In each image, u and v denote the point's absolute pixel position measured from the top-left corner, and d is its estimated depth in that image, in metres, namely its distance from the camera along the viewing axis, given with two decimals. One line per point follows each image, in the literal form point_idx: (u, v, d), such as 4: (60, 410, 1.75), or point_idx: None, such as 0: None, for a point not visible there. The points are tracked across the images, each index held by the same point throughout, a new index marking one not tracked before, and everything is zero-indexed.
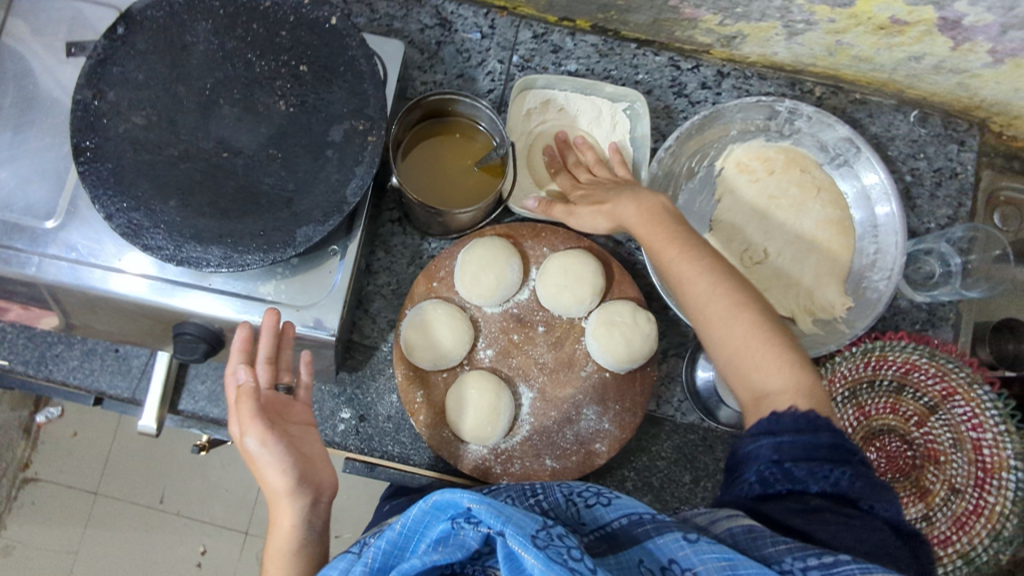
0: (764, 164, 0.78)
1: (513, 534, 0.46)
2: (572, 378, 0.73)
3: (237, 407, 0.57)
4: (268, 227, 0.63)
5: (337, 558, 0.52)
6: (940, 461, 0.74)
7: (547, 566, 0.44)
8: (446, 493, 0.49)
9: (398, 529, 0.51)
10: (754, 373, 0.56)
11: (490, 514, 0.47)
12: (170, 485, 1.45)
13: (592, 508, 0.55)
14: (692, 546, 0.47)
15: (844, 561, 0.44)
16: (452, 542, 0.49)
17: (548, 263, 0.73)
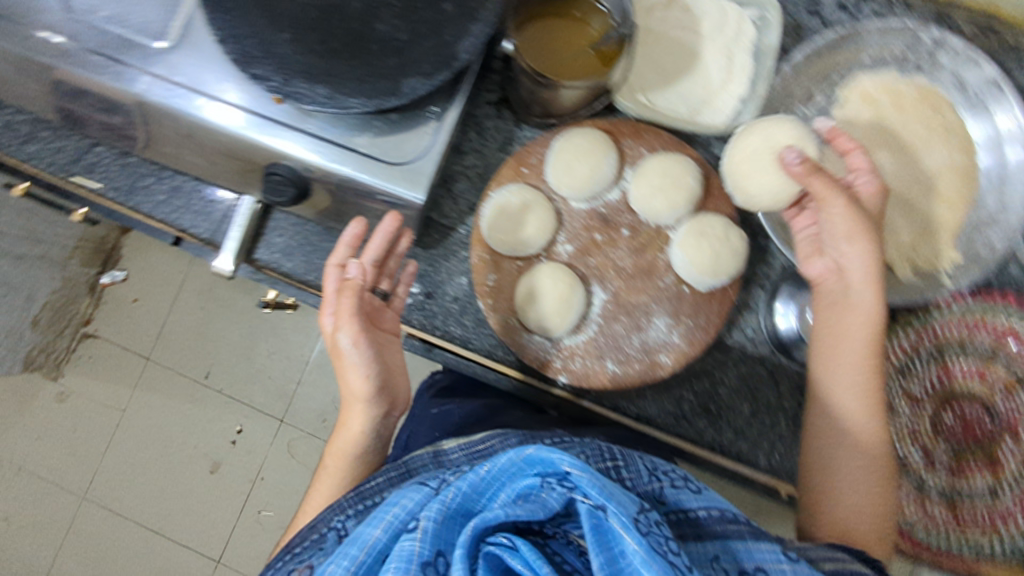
0: (892, 98, 0.74)
1: (615, 511, 0.41)
2: (648, 286, 0.71)
3: (341, 304, 0.66)
4: (375, 74, 0.62)
5: (411, 490, 0.47)
6: (1019, 435, 0.70)
7: (650, 554, 0.40)
8: (544, 450, 0.44)
9: (483, 473, 0.46)
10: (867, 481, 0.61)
11: (592, 484, 0.42)
12: (218, 362, 1.50)
13: (679, 490, 0.51)
14: (788, 564, 0.47)
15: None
16: (537, 499, 0.44)
17: (646, 164, 0.71)
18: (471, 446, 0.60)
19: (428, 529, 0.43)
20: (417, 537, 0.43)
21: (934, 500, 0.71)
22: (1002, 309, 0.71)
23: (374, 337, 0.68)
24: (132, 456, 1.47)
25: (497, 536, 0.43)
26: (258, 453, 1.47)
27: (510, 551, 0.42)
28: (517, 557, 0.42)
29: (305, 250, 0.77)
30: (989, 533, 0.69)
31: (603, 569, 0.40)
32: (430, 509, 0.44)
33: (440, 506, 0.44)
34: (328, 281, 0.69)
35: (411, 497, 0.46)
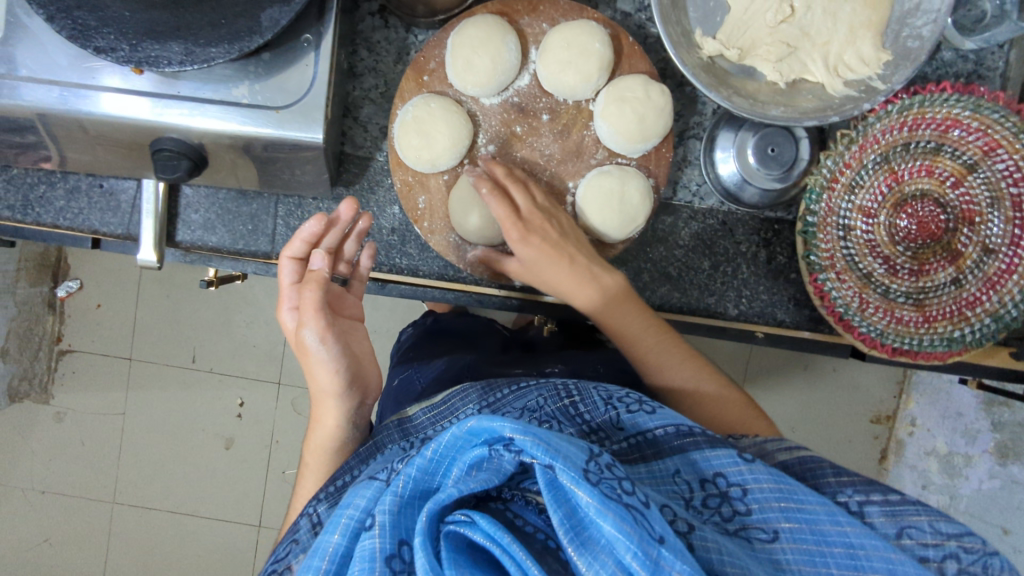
0: None
1: (564, 469, 0.41)
2: (581, 168, 0.69)
3: (305, 300, 0.59)
4: (229, 14, 0.56)
5: (363, 488, 0.48)
6: (974, 222, 0.69)
7: (604, 505, 0.40)
8: (485, 420, 0.44)
9: (429, 455, 0.46)
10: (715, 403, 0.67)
11: (537, 446, 0.42)
12: (200, 344, 1.47)
13: (635, 414, 0.55)
14: (746, 465, 0.50)
15: (908, 501, 0.50)
16: (490, 467, 0.44)
17: (548, 39, 0.66)
18: (433, 409, 0.61)
19: (386, 523, 0.44)
20: (376, 533, 0.43)
21: (901, 304, 0.72)
22: (939, 98, 0.69)
23: (340, 330, 0.63)
24: (147, 453, 1.49)
25: (456, 514, 0.43)
26: (266, 420, 1.48)
27: (471, 526, 0.43)
28: (477, 530, 0.42)
29: (226, 220, 0.73)
30: (959, 322, 0.71)
31: (563, 525, 0.41)
32: (384, 503, 0.44)
33: (394, 497, 0.45)
34: (286, 276, 0.64)
35: (364, 495, 0.47)
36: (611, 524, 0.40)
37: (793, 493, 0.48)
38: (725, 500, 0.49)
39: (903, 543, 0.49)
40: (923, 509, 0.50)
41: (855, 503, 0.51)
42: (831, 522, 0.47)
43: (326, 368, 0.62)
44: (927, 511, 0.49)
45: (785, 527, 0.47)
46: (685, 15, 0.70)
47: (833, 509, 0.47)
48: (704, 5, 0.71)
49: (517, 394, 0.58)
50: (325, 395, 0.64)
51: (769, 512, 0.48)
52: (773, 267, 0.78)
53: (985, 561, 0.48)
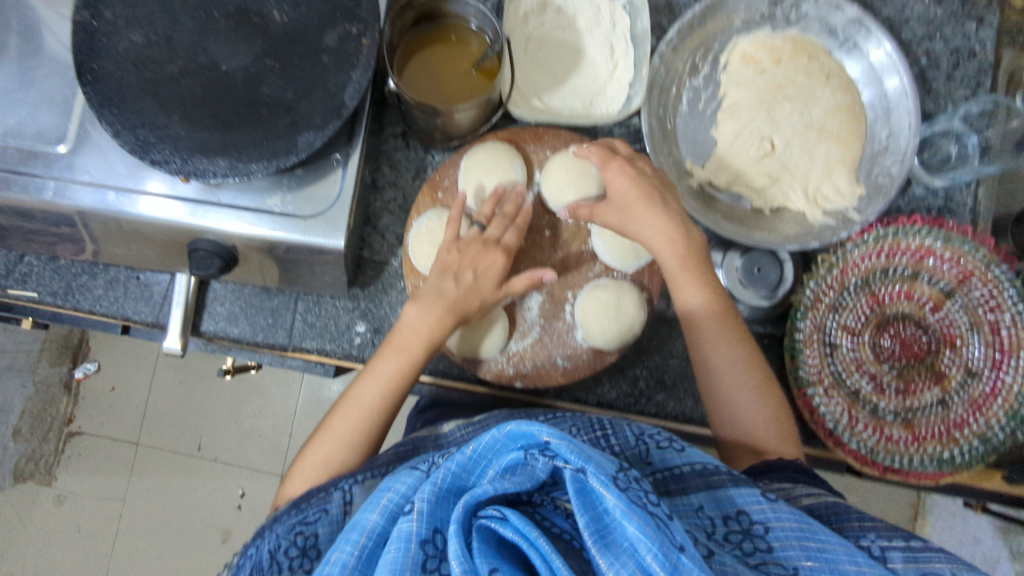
0: (771, 55, 0.76)
1: (594, 472, 0.43)
2: (580, 279, 0.75)
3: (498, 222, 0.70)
4: (269, 135, 0.65)
5: (404, 476, 0.51)
6: (956, 344, 0.74)
7: (630, 506, 0.41)
8: (524, 424, 0.47)
9: (470, 453, 0.48)
10: (751, 401, 0.66)
11: (571, 450, 0.44)
12: (207, 432, 1.49)
13: (664, 450, 0.57)
14: (769, 504, 0.49)
15: (929, 548, 0.47)
16: (524, 472, 0.46)
17: (552, 164, 0.74)
18: (470, 426, 0.63)
19: (424, 509, 0.46)
20: (415, 517, 0.45)
21: (890, 423, 0.74)
22: (912, 231, 0.74)
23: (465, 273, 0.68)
24: (139, 544, 1.47)
25: (488, 509, 0.45)
26: (264, 514, 1.47)
27: (501, 521, 0.45)
28: (507, 525, 0.44)
29: (248, 314, 0.78)
30: (948, 443, 0.72)
31: (587, 528, 0.42)
32: (424, 491, 0.47)
33: (433, 487, 0.47)
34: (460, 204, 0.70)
35: (404, 483, 0.49)
36: (634, 525, 0.40)
37: (814, 532, 0.47)
38: (747, 537, 0.48)
39: None
40: (945, 557, 0.46)
41: (876, 548, 0.48)
42: (850, 562, 0.45)
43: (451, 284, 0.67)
44: (950, 559, 0.46)
45: (807, 565, 0.45)
46: (676, 147, 0.78)
47: (854, 551, 0.45)
48: (693, 140, 0.78)
49: (551, 422, 0.61)
50: (446, 306, 0.66)
51: (789, 551, 0.46)
52: None
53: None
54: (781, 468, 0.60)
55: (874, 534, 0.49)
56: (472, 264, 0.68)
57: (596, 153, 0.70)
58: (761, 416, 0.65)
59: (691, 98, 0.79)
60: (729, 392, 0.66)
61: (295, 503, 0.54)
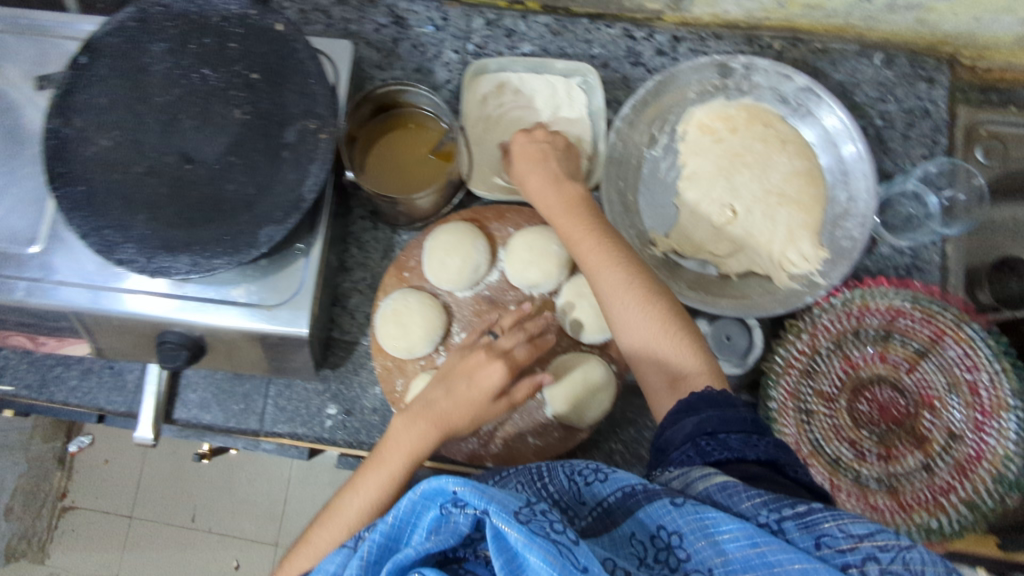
0: (726, 123, 0.79)
1: (496, 510, 0.42)
2: (547, 354, 0.74)
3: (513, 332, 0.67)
4: (232, 231, 0.66)
5: (333, 554, 0.49)
6: (935, 407, 0.72)
7: (530, 539, 0.41)
8: (433, 480, 0.45)
9: (391, 520, 0.47)
10: (681, 367, 0.61)
11: (474, 493, 0.43)
12: (201, 503, 1.47)
13: (592, 485, 0.52)
14: (677, 508, 0.46)
15: (815, 511, 0.44)
16: (445, 529, 0.45)
17: (514, 242, 0.75)
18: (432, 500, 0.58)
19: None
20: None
21: (874, 490, 0.70)
22: (880, 292, 0.74)
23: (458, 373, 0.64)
24: None
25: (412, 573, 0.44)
26: None
27: None
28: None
29: (220, 400, 0.79)
30: (935, 510, 0.69)
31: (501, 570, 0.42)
32: (352, 568, 0.46)
33: (360, 562, 0.46)
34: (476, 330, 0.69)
35: (333, 561, 0.49)
36: (539, 556, 0.40)
37: (717, 525, 0.43)
38: (669, 552, 0.44)
39: (822, 554, 0.42)
40: (832, 516, 0.44)
41: (772, 521, 0.44)
42: (751, 546, 0.42)
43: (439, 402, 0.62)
44: (836, 516, 0.43)
45: (716, 563, 0.42)
46: (639, 217, 0.79)
47: (752, 532, 0.42)
48: (657, 210, 0.79)
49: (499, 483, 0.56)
50: (431, 418, 0.61)
51: (700, 553, 0.43)
52: None
53: (906, 558, 0.41)
54: (687, 437, 0.54)
55: (761, 501, 0.45)
56: (470, 373, 0.63)
57: (532, 150, 0.72)
58: (688, 372, 0.61)
59: (652, 167, 0.81)
60: (658, 364, 0.62)
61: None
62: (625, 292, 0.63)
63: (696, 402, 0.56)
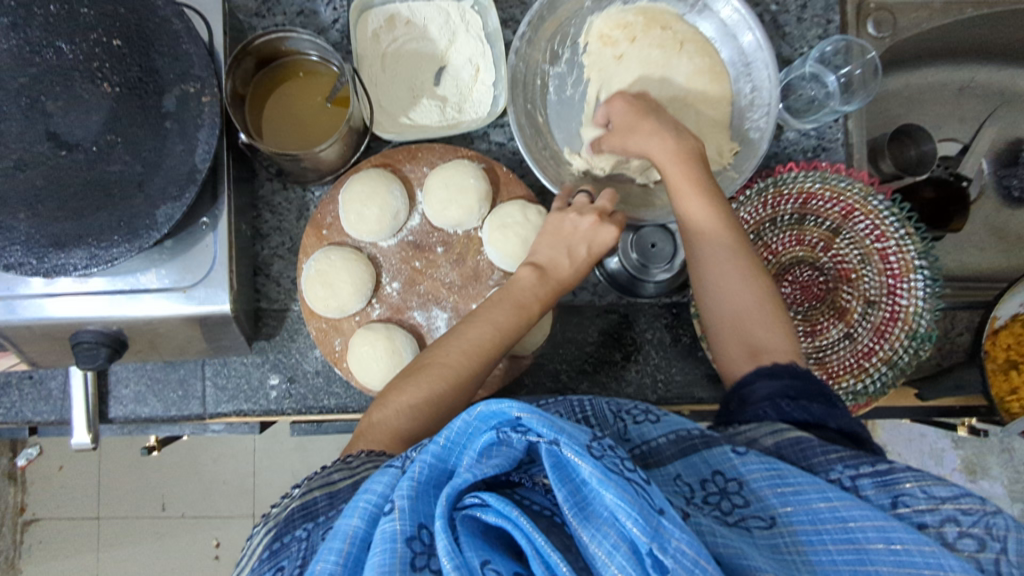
0: (626, 32, 0.78)
1: (568, 442, 0.39)
2: (481, 290, 0.73)
3: (548, 247, 0.68)
4: (127, 215, 0.62)
5: (378, 475, 0.45)
6: (851, 278, 0.76)
7: (606, 474, 0.38)
8: (494, 403, 0.41)
9: (442, 441, 0.43)
10: (754, 330, 0.62)
11: (543, 422, 0.40)
12: (169, 490, 1.44)
13: (641, 424, 0.52)
14: (740, 458, 0.47)
15: (898, 469, 0.46)
16: (499, 453, 0.42)
17: (429, 182, 0.73)
18: None
19: (404, 507, 0.41)
20: (396, 516, 0.40)
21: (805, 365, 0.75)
22: (790, 176, 0.76)
23: (495, 303, 0.65)
24: None
25: (468, 498, 0.41)
26: None
27: (483, 508, 0.40)
28: (489, 510, 0.40)
29: (156, 390, 0.76)
30: (860, 373, 0.74)
31: (566, 501, 0.39)
32: (401, 488, 0.42)
33: (411, 482, 0.42)
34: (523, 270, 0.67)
35: (380, 481, 0.44)
36: (613, 495, 0.37)
37: (786, 479, 0.45)
38: (724, 496, 0.46)
39: (899, 513, 0.44)
40: (915, 475, 0.46)
41: (846, 478, 0.47)
42: (822, 500, 0.43)
43: (576, 254, 0.67)
44: (918, 476, 0.45)
45: (784, 511, 0.44)
46: (552, 136, 0.79)
47: (824, 487, 0.44)
48: (568, 127, 0.79)
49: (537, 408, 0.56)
50: (489, 344, 0.62)
51: (767, 500, 0.45)
52: (681, 348, 0.80)
53: (987, 522, 0.42)
54: (769, 395, 0.56)
55: (837, 457, 0.48)
56: (513, 298, 0.65)
57: (627, 119, 0.70)
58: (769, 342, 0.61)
59: (558, 86, 0.80)
60: (729, 317, 0.64)
61: (303, 513, 0.48)
62: (728, 262, 0.64)
63: (779, 369, 0.58)
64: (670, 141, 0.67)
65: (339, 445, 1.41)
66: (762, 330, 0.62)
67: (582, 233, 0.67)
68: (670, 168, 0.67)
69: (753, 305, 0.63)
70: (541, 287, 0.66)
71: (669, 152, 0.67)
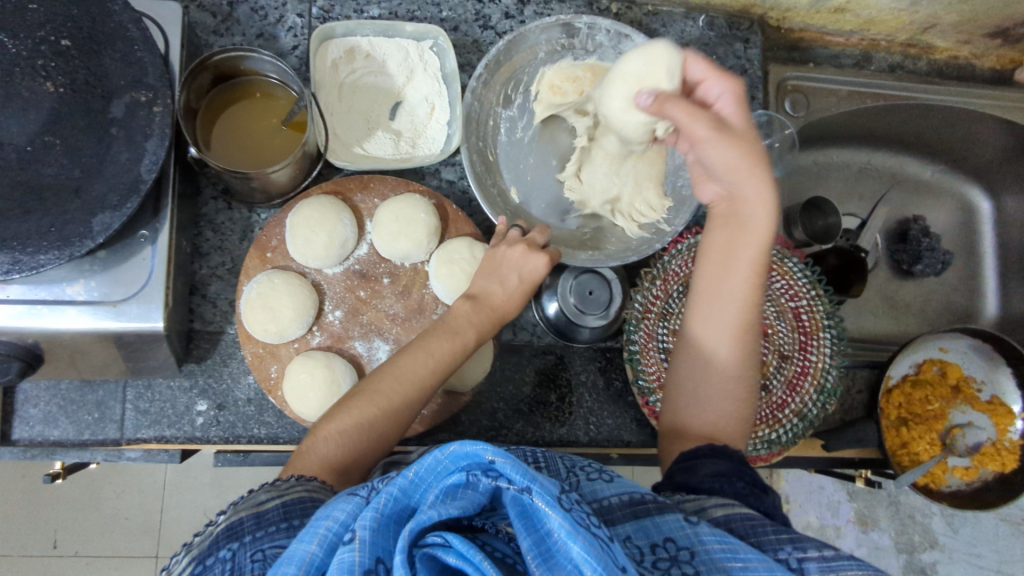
0: (574, 84, 0.83)
1: (541, 492, 0.41)
2: (425, 323, 0.74)
3: (483, 272, 0.70)
4: (58, 221, 0.59)
5: (342, 502, 0.44)
6: (768, 333, 0.82)
7: (575, 527, 0.39)
8: (468, 444, 0.43)
9: (410, 475, 0.43)
10: (727, 427, 0.62)
11: (516, 469, 0.41)
12: (63, 525, 1.31)
13: (594, 482, 0.54)
14: (693, 529, 0.48)
15: (842, 556, 0.46)
16: (465, 496, 0.43)
17: (379, 213, 0.74)
18: None
19: (365, 539, 0.40)
20: (356, 547, 0.40)
21: None
22: None
23: (433, 333, 0.65)
24: None
25: (430, 537, 0.41)
26: None
27: (445, 549, 0.41)
28: (450, 552, 0.40)
29: (69, 411, 0.72)
30: (774, 424, 0.80)
31: (530, 551, 0.40)
32: (364, 518, 0.41)
33: (374, 514, 0.42)
34: (460, 304, 0.69)
35: (342, 509, 0.43)
36: (580, 547, 0.39)
37: (737, 552, 0.46)
38: (673, 563, 0.46)
39: None
40: (857, 564, 0.46)
41: (793, 560, 0.47)
42: None
43: (508, 282, 0.70)
44: (862, 567, 0.46)
45: None
46: (502, 177, 0.82)
47: (773, 567, 0.45)
48: (516, 167, 0.84)
49: None
50: (426, 374, 0.62)
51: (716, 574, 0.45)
52: (613, 391, 0.83)
53: None
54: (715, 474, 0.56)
55: (785, 539, 0.48)
56: (443, 323, 0.66)
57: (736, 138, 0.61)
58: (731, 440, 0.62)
59: (508, 128, 0.84)
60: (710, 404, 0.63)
61: (228, 535, 0.46)
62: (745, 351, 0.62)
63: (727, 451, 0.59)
64: (761, 200, 0.61)
65: (257, 481, 1.35)
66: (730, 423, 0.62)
67: (512, 261, 0.70)
68: (744, 229, 0.62)
69: (734, 408, 0.63)
70: (476, 320, 0.67)
71: (758, 209, 0.62)
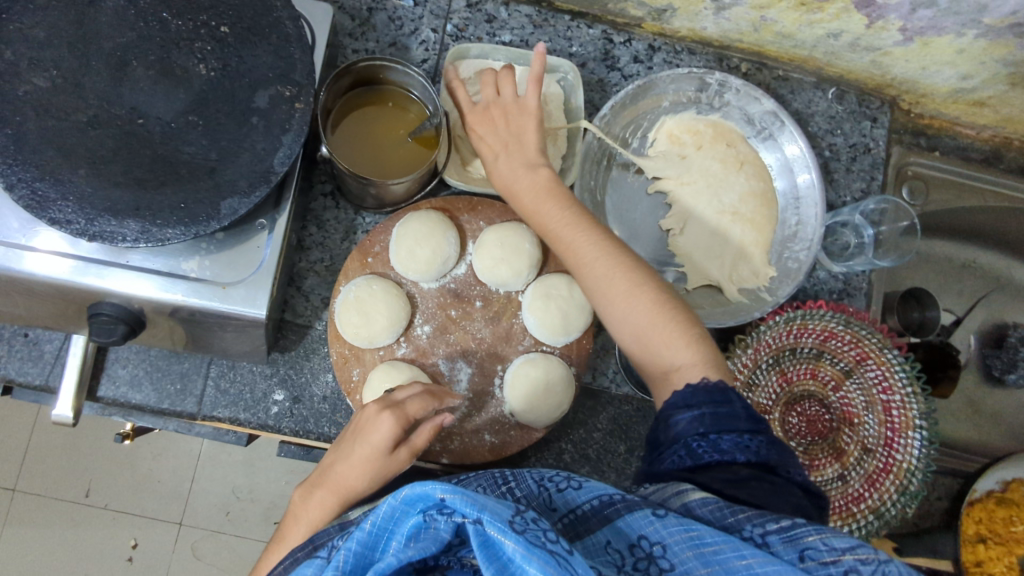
0: (693, 138, 0.83)
1: (491, 520, 0.40)
2: (510, 352, 0.74)
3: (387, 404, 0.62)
4: (189, 199, 0.60)
5: (303, 567, 0.44)
6: (854, 422, 0.78)
7: (530, 549, 0.38)
8: (417, 486, 0.42)
9: (368, 527, 0.43)
10: (658, 346, 0.61)
11: (466, 502, 0.40)
12: (98, 477, 1.33)
13: (566, 492, 0.52)
14: (661, 520, 0.46)
15: (800, 524, 0.46)
16: (427, 537, 0.42)
17: (484, 237, 0.74)
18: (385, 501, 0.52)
19: None
20: None
21: None
22: (818, 314, 0.79)
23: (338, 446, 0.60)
24: None
25: None
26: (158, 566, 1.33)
27: None
28: None
29: (154, 377, 0.73)
30: (847, 517, 0.76)
31: None
32: None
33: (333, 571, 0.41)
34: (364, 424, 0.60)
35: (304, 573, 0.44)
36: (537, 568, 0.38)
37: (702, 538, 0.44)
38: (650, 562, 0.44)
39: (805, 566, 0.43)
40: (815, 529, 0.45)
41: (756, 536, 0.45)
42: (739, 557, 0.42)
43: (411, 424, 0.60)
44: (819, 530, 0.45)
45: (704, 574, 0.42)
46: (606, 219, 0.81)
47: (738, 544, 0.43)
48: (621, 217, 0.83)
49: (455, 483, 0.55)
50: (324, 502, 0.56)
51: (688, 564, 0.43)
52: None
53: (883, 570, 0.42)
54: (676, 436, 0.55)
55: (745, 515, 0.47)
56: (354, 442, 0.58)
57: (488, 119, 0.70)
58: (670, 360, 0.60)
59: (619, 173, 0.84)
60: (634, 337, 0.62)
61: None
62: (614, 283, 0.63)
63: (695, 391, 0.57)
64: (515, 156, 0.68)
65: (290, 469, 1.36)
66: (659, 343, 0.61)
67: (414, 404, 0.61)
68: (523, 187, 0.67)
69: (645, 318, 0.61)
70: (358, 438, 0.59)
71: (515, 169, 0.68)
